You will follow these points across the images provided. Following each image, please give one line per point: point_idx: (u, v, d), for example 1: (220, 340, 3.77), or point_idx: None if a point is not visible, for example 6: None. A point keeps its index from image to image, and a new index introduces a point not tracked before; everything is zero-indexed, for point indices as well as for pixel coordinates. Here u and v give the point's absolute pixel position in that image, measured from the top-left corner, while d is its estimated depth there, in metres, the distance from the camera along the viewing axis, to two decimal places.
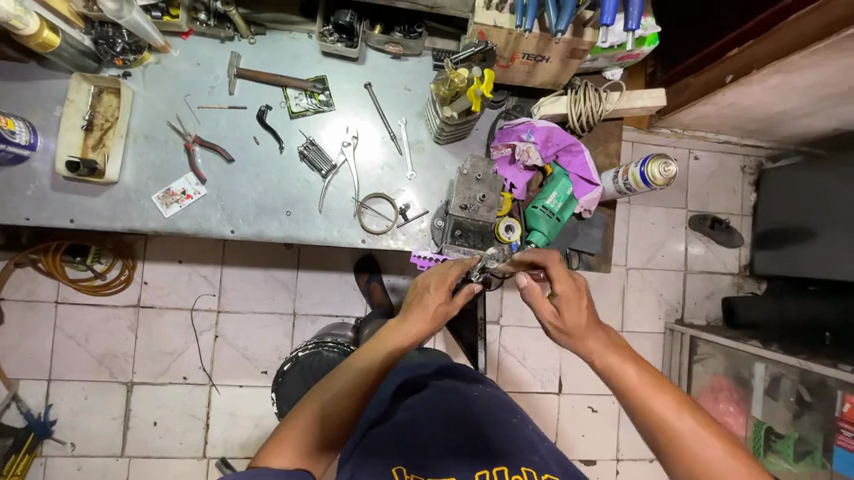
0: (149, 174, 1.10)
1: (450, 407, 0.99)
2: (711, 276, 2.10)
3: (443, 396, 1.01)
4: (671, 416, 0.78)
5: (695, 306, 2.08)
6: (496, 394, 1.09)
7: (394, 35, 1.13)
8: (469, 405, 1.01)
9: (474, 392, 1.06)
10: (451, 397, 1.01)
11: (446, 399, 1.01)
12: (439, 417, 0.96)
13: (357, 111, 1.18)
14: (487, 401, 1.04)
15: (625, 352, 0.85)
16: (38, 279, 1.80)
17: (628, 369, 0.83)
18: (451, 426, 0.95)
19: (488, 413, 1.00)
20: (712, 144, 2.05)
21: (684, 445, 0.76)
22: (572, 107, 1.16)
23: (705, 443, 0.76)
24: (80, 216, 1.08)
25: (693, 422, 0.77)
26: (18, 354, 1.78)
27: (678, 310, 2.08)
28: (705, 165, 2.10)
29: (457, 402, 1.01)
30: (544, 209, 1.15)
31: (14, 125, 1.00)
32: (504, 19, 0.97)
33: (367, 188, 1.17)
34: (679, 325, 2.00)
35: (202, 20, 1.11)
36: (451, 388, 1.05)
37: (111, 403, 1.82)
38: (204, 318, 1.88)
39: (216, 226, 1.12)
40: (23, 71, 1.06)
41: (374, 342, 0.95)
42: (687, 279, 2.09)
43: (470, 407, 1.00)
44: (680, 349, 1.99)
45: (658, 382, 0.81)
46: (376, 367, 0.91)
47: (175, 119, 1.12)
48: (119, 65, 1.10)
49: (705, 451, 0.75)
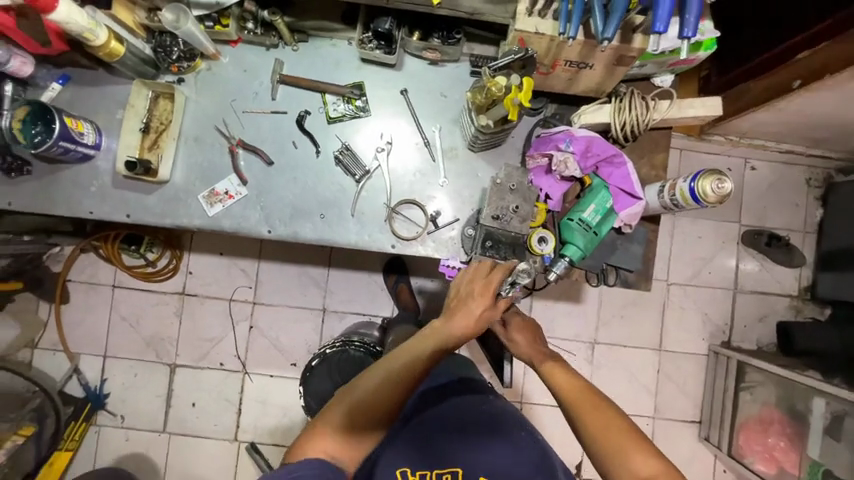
0: (196, 175, 1.17)
1: (458, 422, 1.00)
2: (765, 298, 1.92)
3: (453, 409, 1.02)
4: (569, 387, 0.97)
5: (746, 330, 1.92)
6: (508, 406, 1.06)
7: (432, 41, 1.13)
8: (478, 420, 1.00)
9: (483, 406, 1.03)
10: (462, 411, 1.02)
11: (457, 413, 1.02)
12: (446, 429, 0.99)
13: (392, 117, 1.19)
14: (497, 416, 1.02)
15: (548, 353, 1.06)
16: (98, 264, 1.97)
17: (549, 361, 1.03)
18: (456, 439, 0.98)
19: (496, 428, 1.00)
20: (772, 154, 1.88)
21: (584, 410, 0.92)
22: (615, 116, 1.10)
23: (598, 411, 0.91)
24: (134, 211, 1.16)
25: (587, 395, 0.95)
26: (80, 331, 1.96)
27: (725, 332, 1.93)
28: (764, 177, 1.92)
29: (466, 417, 1.01)
30: (581, 222, 1.09)
31: (83, 127, 1.10)
32: (546, 26, 0.93)
33: (399, 194, 1.18)
34: (726, 349, 1.86)
35: (249, 29, 1.15)
36: (464, 401, 1.04)
37: (156, 382, 1.96)
38: (241, 309, 1.98)
39: (254, 226, 1.17)
40: (93, 77, 1.16)
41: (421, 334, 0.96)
42: (737, 299, 1.93)
43: (475, 423, 1.00)
44: (725, 373, 1.85)
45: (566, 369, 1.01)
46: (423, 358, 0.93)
47: (222, 124, 1.18)
48: (174, 72, 1.17)
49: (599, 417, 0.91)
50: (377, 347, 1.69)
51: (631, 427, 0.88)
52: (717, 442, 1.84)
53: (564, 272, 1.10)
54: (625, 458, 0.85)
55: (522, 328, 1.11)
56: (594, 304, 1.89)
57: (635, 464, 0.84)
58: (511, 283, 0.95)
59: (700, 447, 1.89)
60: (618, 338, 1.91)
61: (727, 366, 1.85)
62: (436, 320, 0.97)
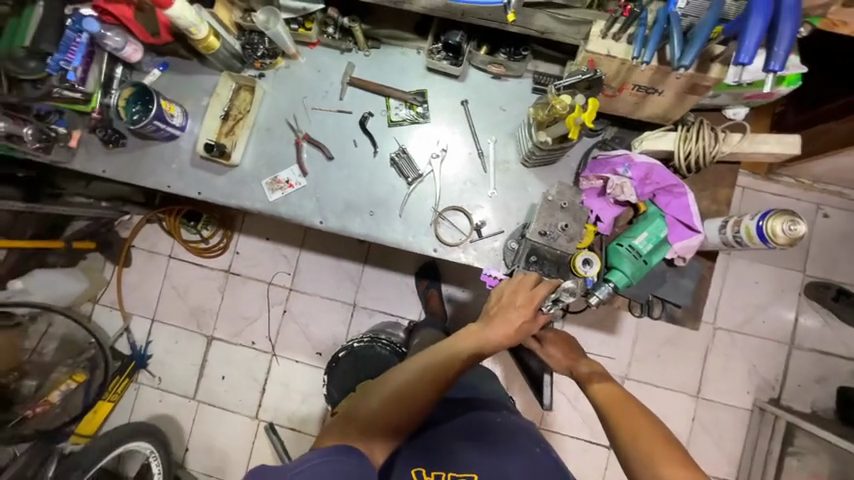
0: (263, 162, 1.27)
1: (475, 430, 1.02)
2: (826, 358, 1.76)
3: (469, 420, 1.05)
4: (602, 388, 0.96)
5: (800, 389, 1.76)
6: (523, 422, 1.08)
7: (498, 56, 1.16)
8: (493, 429, 1.03)
9: (498, 418, 1.06)
10: (478, 421, 1.04)
11: (473, 422, 1.04)
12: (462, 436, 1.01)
13: (450, 125, 1.23)
14: (511, 428, 1.04)
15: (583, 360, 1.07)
16: (160, 235, 2.15)
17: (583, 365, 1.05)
18: (473, 444, 0.98)
19: (512, 439, 1.01)
20: (850, 203, 1.73)
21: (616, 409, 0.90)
22: (680, 145, 1.07)
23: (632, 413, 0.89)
24: (204, 190, 1.27)
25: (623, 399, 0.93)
26: (136, 294, 2.15)
27: (774, 389, 1.77)
28: (838, 226, 1.76)
29: (481, 427, 1.03)
30: (631, 248, 1.06)
31: (174, 110, 1.23)
32: (619, 49, 0.92)
33: (446, 201, 1.21)
34: (774, 406, 1.71)
35: (329, 33, 1.24)
36: (479, 412, 1.07)
37: (194, 351, 2.10)
38: (278, 293, 2.08)
39: (307, 215, 1.24)
40: (187, 67, 1.30)
41: (457, 336, 0.98)
42: (792, 355, 1.77)
43: (491, 433, 1.01)
44: (770, 434, 1.70)
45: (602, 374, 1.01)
46: (459, 360, 0.94)
47: (292, 117, 1.27)
48: (257, 68, 1.28)
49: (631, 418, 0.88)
50: (403, 348, 1.71)
51: (667, 438, 0.83)
52: None
53: (607, 298, 1.08)
54: (654, 465, 0.81)
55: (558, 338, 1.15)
56: (629, 337, 1.81)
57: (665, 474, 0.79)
58: (554, 301, 0.97)
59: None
60: (652, 377, 1.81)
61: (774, 426, 1.69)
62: (474, 325, 0.98)
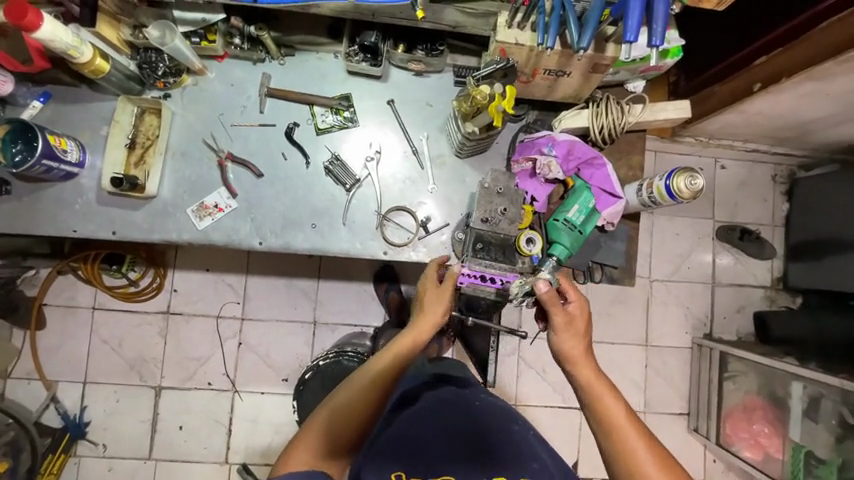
0: (185, 189, 1.17)
1: (453, 416, 1.01)
2: (741, 289, 2.02)
3: (446, 402, 1.04)
4: (615, 408, 0.88)
5: (725, 321, 2.01)
6: (497, 402, 1.09)
7: (416, 54, 1.17)
8: (472, 415, 1.02)
9: (476, 401, 1.06)
10: (454, 408, 1.03)
11: (451, 411, 1.02)
12: (442, 426, 0.99)
13: (380, 127, 1.22)
14: (490, 409, 1.04)
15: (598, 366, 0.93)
16: (77, 286, 1.91)
17: (601, 375, 0.92)
18: (452, 437, 0.97)
19: (490, 423, 1.02)
20: (739, 154, 2.00)
21: (626, 436, 0.86)
22: (593, 120, 1.15)
23: (637, 441, 0.85)
24: (120, 229, 1.15)
25: (629, 418, 0.88)
26: (57, 357, 1.89)
27: (706, 325, 2.01)
28: (732, 175, 2.03)
29: (460, 412, 1.02)
30: (566, 221, 1.13)
31: (66, 144, 1.09)
32: (525, 37, 0.96)
33: (389, 202, 1.21)
34: (708, 341, 1.94)
35: (236, 44, 1.16)
36: (453, 398, 1.05)
37: (142, 407, 1.89)
38: (229, 326, 1.95)
39: (245, 238, 1.17)
40: (74, 95, 1.15)
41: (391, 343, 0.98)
42: (715, 293, 2.01)
43: (469, 419, 1.01)
44: (710, 365, 1.92)
45: (611, 386, 0.91)
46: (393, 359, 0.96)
47: (209, 137, 1.18)
48: (160, 88, 1.17)
49: (636, 445, 0.85)
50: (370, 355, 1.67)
51: (667, 460, 0.84)
52: (706, 432, 1.90)
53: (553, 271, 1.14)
54: None
55: (577, 318, 0.95)
56: None
57: None
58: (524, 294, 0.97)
59: (690, 438, 1.95)
60: (606, 335, 1.97)
61: (710, 358, 1.92)
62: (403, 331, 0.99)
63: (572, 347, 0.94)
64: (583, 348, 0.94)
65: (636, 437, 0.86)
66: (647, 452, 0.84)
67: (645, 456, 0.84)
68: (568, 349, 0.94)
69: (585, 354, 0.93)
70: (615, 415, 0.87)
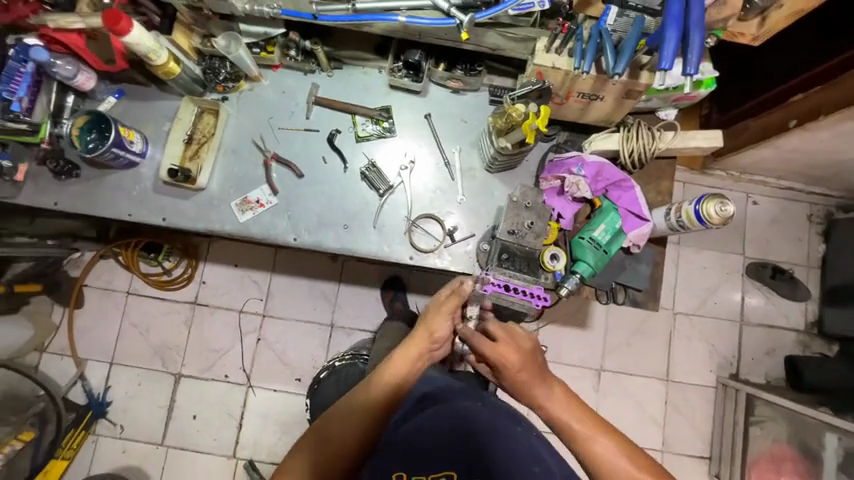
0: (232, 184, 1.26)
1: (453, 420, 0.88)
2: (771, 330, 1.94)
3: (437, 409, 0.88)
4: (572, 420, 0.88)
5: (753, 363, 1.93)
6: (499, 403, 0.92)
7: (456, 72, 1.24)
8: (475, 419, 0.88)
9: (480, 403, 0.90)
10: (456, 410, 0.88)
11: (452, 414, 0.88)
12: (441, 430, 0.87)
13: (416, 138, 1.28)
14: (494, 410, 0.89)
15: (551, 381, 0.93)
16: (116, 270, 2.04)
17: (556, 396, 0.91)
18: (452, 442, 0.87)
19: (496, 425, 0.88)
20: (771, 190, 1.96)
21: (594, 446, 0.85)
22: (624, 143, 1.17)
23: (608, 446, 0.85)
24: (170, 216, 1.24)
25: (590, 428, 0.87)
26: (90, 337, 2.00)
27: (732, 365, 1.93)
28: (764, 211, 1.99)
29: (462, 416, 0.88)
30: (591, 240, 1.15)
31: (133, 136, 1.20)
32: (562, 61, 1.01)
33: (419, 209, 1.26)
34: (734, 381, 1.86)
35: (292, 56, 1.26)
36: (454, 402, 0.89)
37: (160, 392, 1.97)
38: (250, 321, 2.02)
39: (281, 234, 1.24)
40: (144, 93, 1.27)
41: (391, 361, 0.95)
42: (743, 332, 1.95)
43: (471, 425, 0.87)
44: (735, 407, 1.83)
45: (564, 400, 0.91)
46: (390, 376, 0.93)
47: (259, 138, 1.28)
48: (219, 91, 1.28)
49: (608, 451, 0.84)
50: None
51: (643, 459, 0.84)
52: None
53: (575, 289, 1.16)
54: None
55: (515, 347, 0.93)
56: (598, 328, 1.92)
57: None
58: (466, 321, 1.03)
59: None
60: (623, 365, 1.92)
61: (736, 400, 1.83)
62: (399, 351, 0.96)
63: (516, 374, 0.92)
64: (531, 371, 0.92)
65: (605, 442, 0.85)
66: (618, 455, 0.84)
67: (622, 463, 0.83)
68: (513, 377, 0.93)
69: (533, 387, 0.91)
70: (574, 428, 0.87)
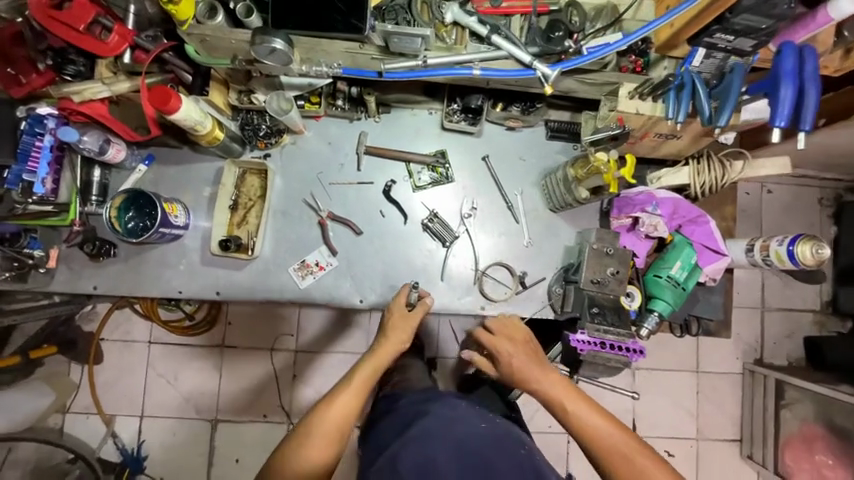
0: (286, 248, 1.17)
1: (459, 433, 0.87)
2: (789, 314, 1.87)
3: (442, 424, 0.88)
4: (569, 400, 0.92)
5: (775, 346, 1.86)
6: (494, 424, 0.93)
7: (513, 111, 1.18)
8: (481, 440, 0.87)
9: (482, 423, 0.92)
10: (462, 424, 0.89)
11: (458, 429, 0.88)
12: (446, 447, 0.84)
13: (474, 182, 1.22)
14: (494, 431, 0.90)
15: (546, 362, 0.99)
16: (133, 321, 1.91)
17: (554, 383, 0.94)
18: (459, 458, 0.83)
19: (499, 445, 0.88)
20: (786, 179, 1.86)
21: (588, 422, 0.90)
22: (695, 178, 1.16)
23: (599, 420, 0.90)
24: (224, 288, 1.15)
25: (585, 404, 0.92)
26: (115, 392, 1.88)
27: (756, 351, 1.87)
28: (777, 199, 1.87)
29: (467, 431, 0.88)
30: (669, 278, 1.14)
31: (176, 209, 1.10)
32: (647, 107, 0.96)
33: (486, 257, 1.21)
34: (761, 367, 1.80)
35: (337, 105, 1.17)
36: (455, 418, 0.90)
37: (197, 440, 1.88)
38: (283, 358, 1.92)
39: (345, 296, 1.18)
40: (177, 156, 1.16)
41: (367, 359, 1.03)
42: (765, 318, 1.87)
43: (475, 440, 0.86)
44: (763, 392, 1.78)
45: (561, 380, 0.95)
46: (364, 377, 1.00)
47: (309, 197, 1.19)
48: (261, 148, 1.18)
49: (600, 424, 0.89)
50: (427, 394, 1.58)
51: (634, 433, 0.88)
52: (761, 460, 1.77)
53: (655, 327, 1.15)
54: (632, 465, 0.86)
55: (510, 333, 1.03)
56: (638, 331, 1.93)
57: (644, 468, 0.85)
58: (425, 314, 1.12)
59: (743, 465, 1.83)
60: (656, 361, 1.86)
61: (764, 385, 1.78)
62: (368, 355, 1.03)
63: (512, 360, 0.99)
64: (527, 356, 0.99)
65: (598, 418, 0.90)
66: (610, 427, 0.89)
67: (611, 432, 0.89)
68: (510, 366, 0.99)
69: (528, 374, 0.97)
70: (571, 404, 0.92)
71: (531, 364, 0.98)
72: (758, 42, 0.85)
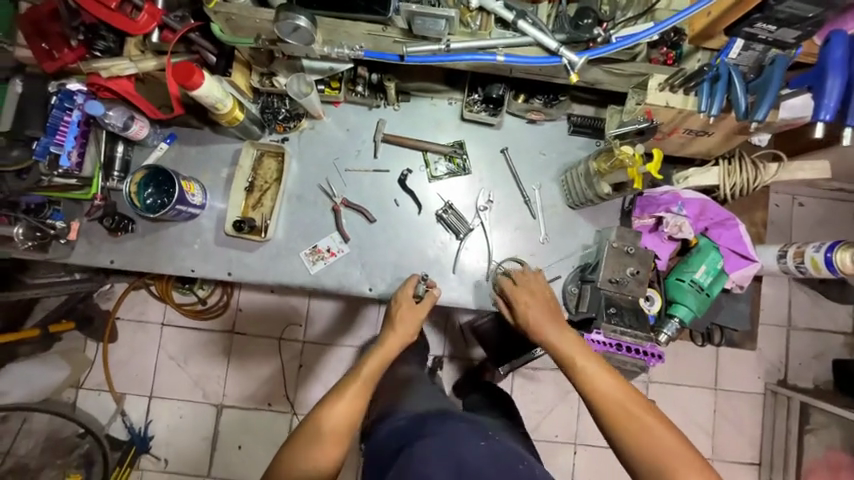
0: (299, 233, 1.17)
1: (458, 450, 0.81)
2: (818, 334, 1.76)
3: (443, 444, 0.82)
4: (582, 358, 0.89)
5: (800, 368, 1.75)
6: (494, 442, 0.88)
7: (535, 103, 1.16)
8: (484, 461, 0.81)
9: (482, 441, 0.86)
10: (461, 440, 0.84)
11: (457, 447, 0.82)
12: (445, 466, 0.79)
13: (492, 174, 1.20)
14: (494, 450, 0.85)
15: (564, 322, 0.96)
16: (149, 302, 1.94)
17: (565, 337, 0.92)
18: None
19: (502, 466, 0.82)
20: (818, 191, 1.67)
21: (598, 383, 0.87)
22: (725, 179, 1.10)
23: (610, 383, 0.86)
24: (236, 269, 1.16)
25: (597, 364, 0.89)
26: (127, 371, 1.91)
27: (780, 371, 1.76)
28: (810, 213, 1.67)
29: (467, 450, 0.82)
30: (693, 283, 1.08)
31: (194, 188, 1.11)
32: (677, 100, 0.92)
33: (500, 252, 1.18)
34: (784, 388, 1.70)
35: (358, 91, 1.16)
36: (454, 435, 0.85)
37: (203, 423, 1.90)
38: (290, 347, 1.92)
39: (355, 284, 1.16)
40: (198, 136, 1.17)
41: (374, 352, 1.00)
42: (791, 337, 1.76)
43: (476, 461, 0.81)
44: (786, 414, 1.68)
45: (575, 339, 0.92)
46: (370, 371, 0.96)
47: (325, 182, 1.19)
48: (279, 131, 1.18)
49: (610, 386, 0.86)
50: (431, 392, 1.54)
51: (643, 400, 0.85)
52: None
53: (675, 334, 1.09)
54: (639, 428, 0.82)
55: (532, 291, 1.00)
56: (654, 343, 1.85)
57: (650, 433, 0.82)
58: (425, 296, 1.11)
59: None
60: (670, 375, 1.76)
61: (788, 408, 1.68)
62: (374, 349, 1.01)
63: (529, 315, 0.97)
64: (545, 313, 0.96)
65: (609, 381, 0.86)
66: (619, 389, 0.86)
67: (620, 394, 0.85)
68: (527, 322, 0.97)
69: (540, 325, 0.95)
70: (583, 362, 0.89)
71: (547, 320, 0.95)
72: (802, 33, 0.82)
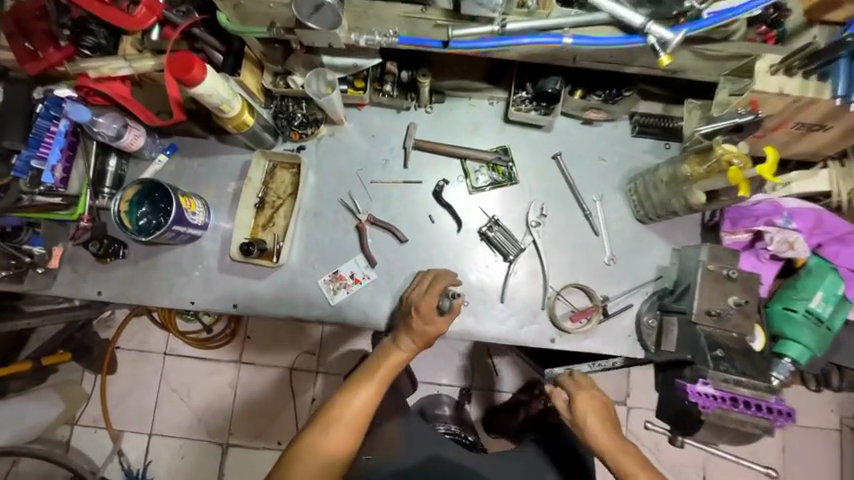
0: (317, 257, 0.99)
1: None
2: None
3: None
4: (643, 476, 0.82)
5: None
6: None
7: (594, 100, 0.96)
8: None
9: None
10: None
11: None
12: None
13: (543, 184, 1.01)
14: None
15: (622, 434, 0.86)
16: (151, 329, 1.76)
17: (623, 454, 0.83)
18: None
19: None
20: None
21: None
22: (839, 184, 0.92)
23: None
24: (242, 301, 0.98)
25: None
26: (125, 405, 1.72)
27: None
28: None
29: None
30: (808, 313, 0.87)
31: (195, 206, 0.94)
32: (794, 85, 0.73)
33: (556, 277, 0.98)
34: None
35: (385, 91, 1.00)
36: None
37: (206, 465, 1.68)
38: (303, 379, 1.71)
39: (384, 317, 0.97)
40: (203, 146, 1.02)
41: (384, 355, 0.90)
42: None
43: None
44: None
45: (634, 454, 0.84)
46: (377, 378, 0.88)
47: (348, 197, 1.01)
48: (294, 139, 1.02)
49: None
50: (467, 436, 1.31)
51: None
52: None
53: (788, 378, 0.86)
54: None
55: (593, 406, 0.85)
56: None
57: None
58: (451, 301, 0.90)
59: None
60: None
61: None
62: (385, 352, 0.90)
63: (586, 425, 0.85)
64: (603, 425, 0.85)
65: None
66: None
67: None
68: (586, 432, 0.85)
69: (599, 439, 0.84)
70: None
71: (604, 430, 0.85)
72: None
